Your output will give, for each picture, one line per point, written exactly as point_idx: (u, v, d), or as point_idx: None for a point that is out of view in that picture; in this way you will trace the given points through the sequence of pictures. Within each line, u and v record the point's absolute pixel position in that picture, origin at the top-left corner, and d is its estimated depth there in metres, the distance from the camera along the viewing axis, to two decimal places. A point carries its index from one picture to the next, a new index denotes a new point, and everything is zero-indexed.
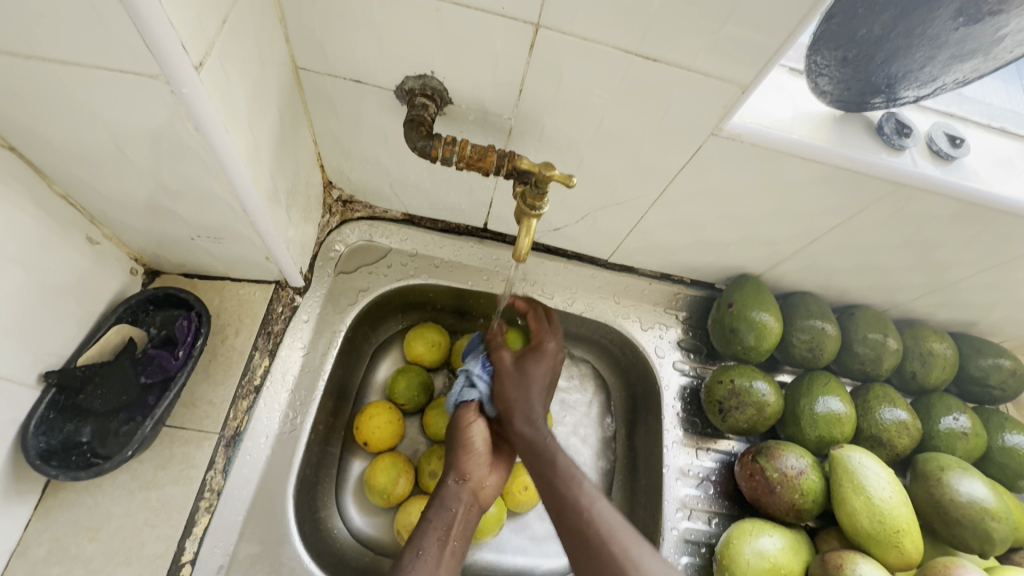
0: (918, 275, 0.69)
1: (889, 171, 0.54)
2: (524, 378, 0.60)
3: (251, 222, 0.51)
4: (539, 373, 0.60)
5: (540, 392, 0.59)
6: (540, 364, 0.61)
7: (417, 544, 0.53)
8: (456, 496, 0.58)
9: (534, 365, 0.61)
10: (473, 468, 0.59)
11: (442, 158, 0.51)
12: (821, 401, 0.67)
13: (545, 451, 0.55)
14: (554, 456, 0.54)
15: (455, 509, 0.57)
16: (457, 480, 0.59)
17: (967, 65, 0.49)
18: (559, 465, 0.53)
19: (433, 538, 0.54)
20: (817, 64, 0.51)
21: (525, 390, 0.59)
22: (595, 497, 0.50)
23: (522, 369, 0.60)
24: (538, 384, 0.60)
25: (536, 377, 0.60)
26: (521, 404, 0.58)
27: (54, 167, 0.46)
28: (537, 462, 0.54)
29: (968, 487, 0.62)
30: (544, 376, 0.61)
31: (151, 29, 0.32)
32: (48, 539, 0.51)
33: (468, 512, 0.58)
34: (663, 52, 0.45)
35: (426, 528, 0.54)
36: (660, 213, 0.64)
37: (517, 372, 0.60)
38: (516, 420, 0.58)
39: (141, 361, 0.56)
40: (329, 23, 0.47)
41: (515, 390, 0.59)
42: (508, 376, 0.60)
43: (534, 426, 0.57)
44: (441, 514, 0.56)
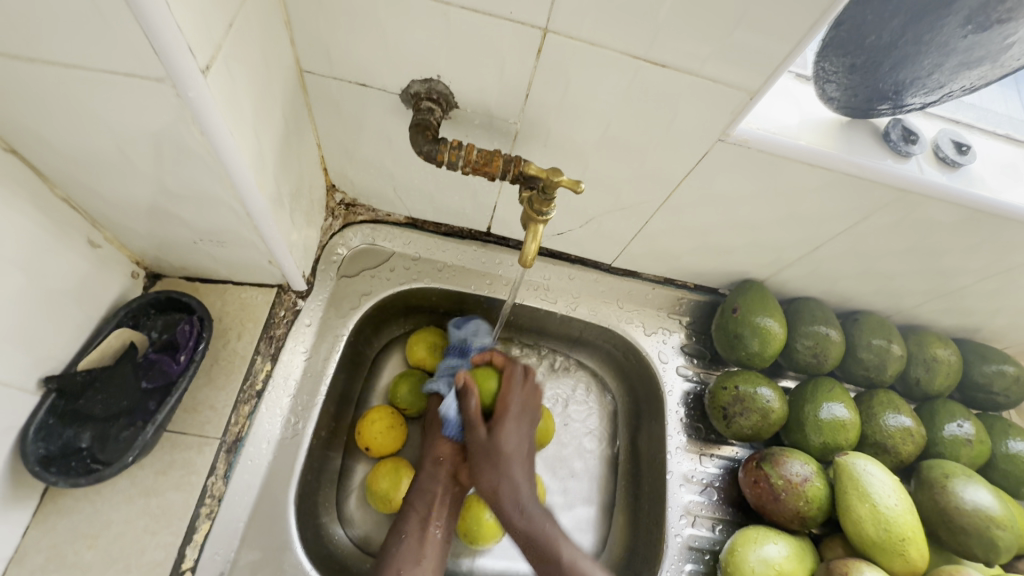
0: (923, 281, 0.69)
1: (896, 178, 0.54)
2: (501, 465, 0.57)
3: (255, 226, 0.51)
4: (512, 443, 0.58)
5: (519, 462, 0.58)
6: (510, 432, 0.58)
7: (400, 528, 0.59)
8: (432, 478, 0.62)
9: (505, 434, 0.58)
10: (447, 454, 0.63)
11: (448, 163, 0.50)
12: (826, 407, 0.67)
13: (546, 541, 0.55)
14: (555, 549, 0.54)
15: (431, 489, 0.61)
16: (433, 465, 0.62)
17: (975, 72, 0.48)
18: (557, 546, 0.54)
19: (415, 520, 0.59)
20: (826, 70, 0.51)
21: (508, 474, 0.57)
22: (578, 560, 0.54)
23: (494, 461, 0.57)
24: (521, 463, 0.58)
25: (511, 447, 0.58)
26: (512, 491, 0.57)
27: (55, 170, 0.46)
28: (537, 550, 0.55)
29: (974, 494, 0.62)
30: (521, 453, 0.59)
31: (157, 32, 0.32)
32: (46, 546, 0.50)
33: (447, 495, 0.62)
34: (671, 57, 0.45)
35: (409, 512, 0.60)
36: (665, 218, 0.64)
37: (492, 457, 0.57)
38: (507, 499, 0.57)
39: (142, 366, 0.55)
40: (335, 26, 0.47)
41: (499, 477, 0.57)
42: (485, 458, 0.58)
43: (525, 517, 0.56)
44: (421, 496, 0.61)
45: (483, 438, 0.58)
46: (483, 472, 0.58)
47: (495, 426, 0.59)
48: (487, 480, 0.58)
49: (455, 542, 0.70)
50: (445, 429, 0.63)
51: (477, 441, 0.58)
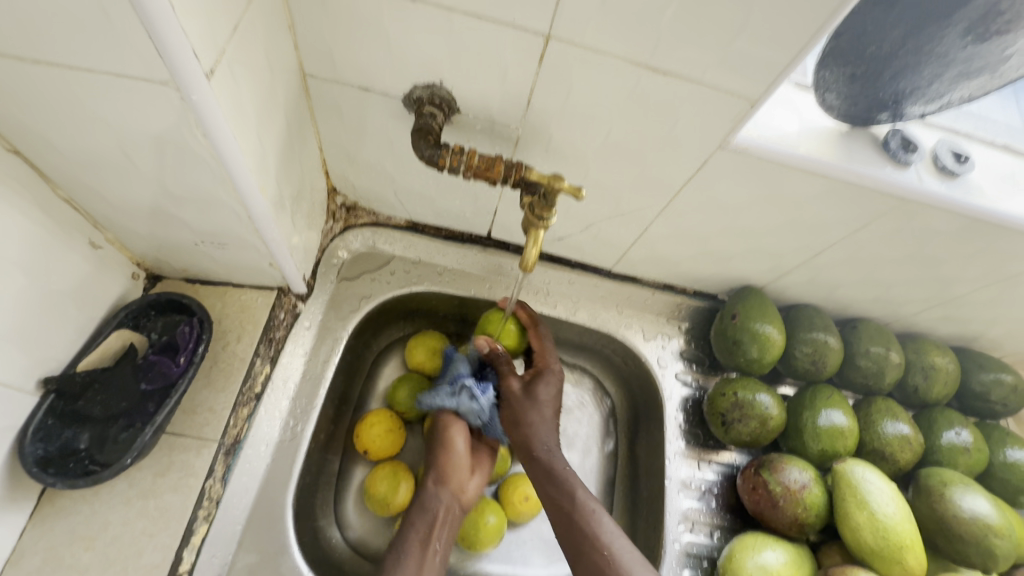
0: (922, 289, 0.69)
1: (894, 187, 0.54)
2: (532, 405, 0.63)
3: (256, 229, 0.51)
4: (547, 394, 0.64)
5: (549, 418, 0.63)
6: (546, 386, 0.64)
7: (400, 548, 0.57)
8: (436, 497, 0.62)
9: (542, 386, 0.64)
10: (452, 473, 0.64)
11: (449, 168, 0.51)
12: (824, 415, 0.67)
13: (564, 480, 0.58)
14: (571, 491, 0.57)
15: (434, 510, 0.61)
16: (436, 484, 0.63)
17: (974, 82, 0.49)
18: (574, 488, 0.57)
19: (415, 539, 0.58)
20: (826, 79, 0.51)
21: (543, 416, 0.62)
22: (597, 508, 0.56)
23: (528, 397, 0.63)
24: (549, 407, 0.64)
25: (546, 399, 0.63)
26: (543, 438, 0.61)
27: (58, 171, 0.46)
28: (555, 491, 0.58)
29: (971, 503, 0.62)
30: (553, 401, 0.64)
31: (165, 37, 0.32)
32: (43, 547, 0.50)
33: (449, 514, 0.62)
34: (672, 65, 0.45)
35: (409, 530, 0.59)
36: (665, 224, 0.64)
37: (530, 399, 0.63)
38: (537, 441, 0.61)
39: (142, 367, 0.55)
40: (339, 31, 0.47)
41: (534, 419, 0.62)
42: (523, 403, 0.63)
43: (558, 482, 0.58)
44: (423, 515, 0.61)
45: (515, 387, 0.64)
46: (521, 417, 0.62)
47: (529, 381, 0.65)
48: (519, 424, 0.62)
49: (451, 546, 0.70)
50: (451, 446, 0.65)
51: (512, 390, 0.64)
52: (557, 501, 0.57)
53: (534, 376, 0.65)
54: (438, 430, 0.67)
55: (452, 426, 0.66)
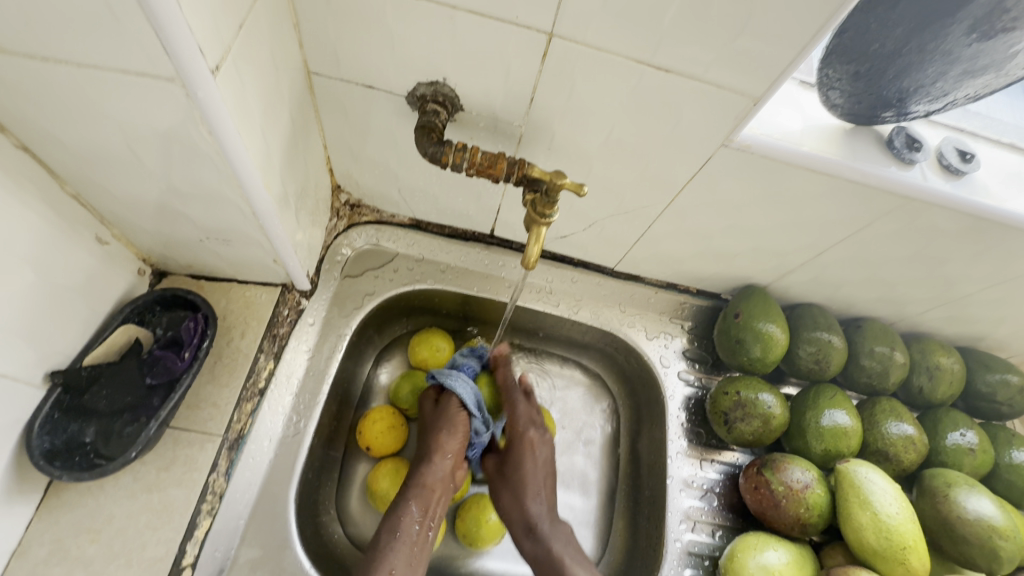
0: (926, 288, 0.69)
1: (898, 185, 0.54)
2: (506, 486, 0.63)
3: (260, 225, 0.51)
4: (525, 470, 0.63)
5: (531, 491, 0.62)
6: (524, 458, 0.63)
7: (396, 525, 0.55)
8: (434, 475, 0.59)
9: (520, 455, 0.63)
10: (456, 451, 0.61)
11: (452, 165, 0.51)
12: (827, 414, 0.67)
13: (551, 561, 0.58)
14: (559, 573, 0.57)
15: (433, 488, 0.59)
16: (440, 457, 0.60)
17: (979, 80, 0.48)
18: (561, 570, 0.57)
19: (411, 519, 0.56)
20: (829, 76, 0.52)
21: (521, 495, 0.62)
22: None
23: (502, 478, 0.64)
24: (533, 483, 0.62)
25: (522, 474, 0.62)
26: (522, 514, 0.61)
27: (66, 168, 0.46)
28: (543, 573, 0.58)
29: (976, 504, 0.61)
30: (532, 474, 0.63)
31: (170, 34, 0.32)
32: (49, 539, 0.50)
33: (445, 491, 0.60)
34: (674, 62, 0.45)
35: (404, 504, 0.57)
36: (668, 222, 0.64)
37: (503, 481, 0.63)
38: (517, 520, 0.62)
39: (147, 362, 0.56)
40: (343, 30, 0.48)
41: (512, 497, 0.62)
42: (499, 480, 0.64)
43: (534, 539, 0.60)
44: (420, 493, 0.58)
45: (493, 465, 0.65)
46: (501, 498, 0.63)
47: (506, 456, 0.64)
48: (502, 510, 0.63)
49: (453, 543, 0.70)
50: (457, 425, 0.60)
51: (491, 467, 0.65)
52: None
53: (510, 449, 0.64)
54: (446, 414, 0.61)
55: (455, 410, 0.61)
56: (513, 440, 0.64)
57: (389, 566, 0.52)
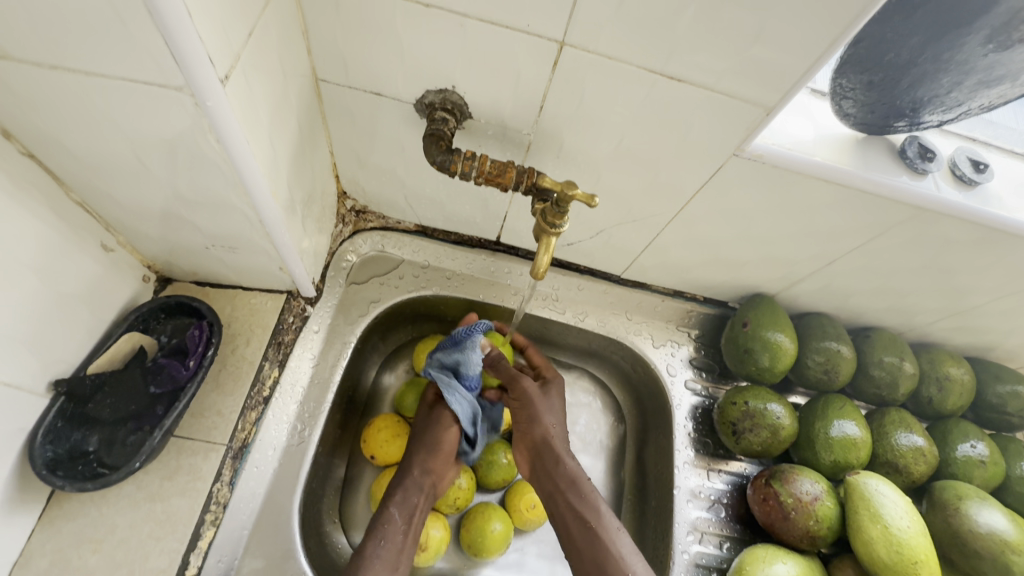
0: (937, 299, 0.68)
1: (911, 196, 0.53)
2: (549, 410, 0.63)
3: (267, 232, 0.51)
4: (560, 403, 0.65)
5: (561, 421, 0.64)
6: (559, 396, 0.65)
7: (381, 534, 0.56)
8: (417, 488, 0.60)
9: (556, 393, 0.65)
10: (438, 465, 0.61)
11: (461, 173, 0.50)
12: (836, 425, 0.66)
13: (585, 490, 0.59)
14: (595, 504, 0.58)
15: (416, 500, 0.59)
16: (421, 472, 0.60)
17: (994, 91, 0.48)
18: (598, 503, 0.58)
19: (396, 529, 0.57)
20: (843, 86, 0.51)
21: (557, 420, 0.63)
22: (614, 520, 0.58)
23: (544, 401, 0.63)
24: (559, 417, 0.64)
25: (559, 408, 0.64)
26: (557, 438, 0.62)
27: (72, 175, 0.46)
28: (573, 498, 0.58)
29: (988, 517, 0.61)
30: (562, 410, 0.65)
31: (180, 44, 0.32)
32: (51, 549, 0.50)
33: (427, 503, 0.60)
34: (687, 71, 0.45)
35: (388, 515, 0.57)
36: (677, 230, 0.63)
37: (548, 404, 0.63)
38: (552, 442, 0.61)
39: (151, 370, 0.55)
40: (352, 37, 0.47)
41: (550, 419, 0.62)
42: (540, 400, 0.63)
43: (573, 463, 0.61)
44: (403, 505, 0.58)
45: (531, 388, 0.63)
46: (539, 415, 0.62)
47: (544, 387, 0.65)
48: (535, 423, 0.62)
49: (458, 552, 0.69)
50: (440, 439, 0.61)
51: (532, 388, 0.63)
52: (575, 508, 0.58)
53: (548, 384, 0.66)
54: (436, 423, 0.62)
55: (444, 420, 0.62)
56: (548, 380, 0.67)
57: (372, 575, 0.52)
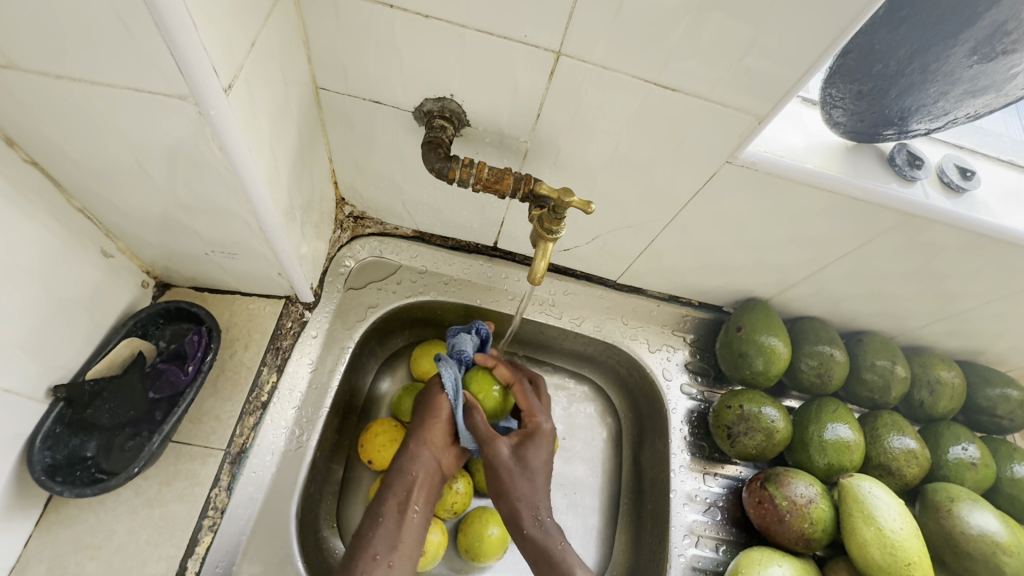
0: (928, 303, 0.69)
1: (900, 203, 0.55)
2: (524, 477, 0.61)
3: (266, 239, 0.52)
4: (538, 460, 0.62)
5: (542, 480, 0.62)
6: (536, 452, 0.62)
7: (378, 510, 0.58)
8: (416, 460, 0.61)
9: (532, 451, 0.62)
10: (434, 437, 0.62)
11: (458, 180, 0.51)
12: (830, 428, 0.67)
13: (558, 559, 0.58)
14: (569, 572, 0.57)
15: (413, 474, 0.60)
16: (417, 446, 0.61)
17: (980, 100, 0.49)
18: (573, 571, 0.57)
19: (393, 504, 0.58)
20: (833, 96, 0.52)
21: (535, 487, 0.61)
22: None
23: (517, 468, 0.61)
24: (540, 472, 0.62)
25: (535, 465, 0.61)
26: (530, 509, 0.61)
27: (74, 182, 0.46)
28: (546, 569, 0.58)
29: (979, 519, 0.61)
30: (545, 462, 0.62)
31: (186, 54, 0.33)
32: (48, 556, 0.50)
33: (429, 477, 0.61)
34: (681, 81, 0.46)
35: (387, 493, 0.59)
36: (672, 236, 0.64)
37: (518, 470, 0.61)
38: (523, 515, 0.60)
39: (150, 375, 0.55)
40: (351, 45, 0.48)
41: (525, 489, 0.61)
42: (512, 471, 0.61)
43: (544, 528, 0.60)
44: (401, 479, 0.60)
45: (503, 456, 0.61)
46: (511, 485, 0.61)
47: (519, 445, 0.62)
48: (504, 496, 0.61)
49: (455, 557, 0.69)
50: (434, 411, 0.63)
51: (496, 458, 0.61)
52: None
53: (524, 438, 0.62)
54: (427, 396, 0.64)
55: (438, 394, 0.63)
56: (527, 431, 0.63)
57: (371, 552, 0.55)
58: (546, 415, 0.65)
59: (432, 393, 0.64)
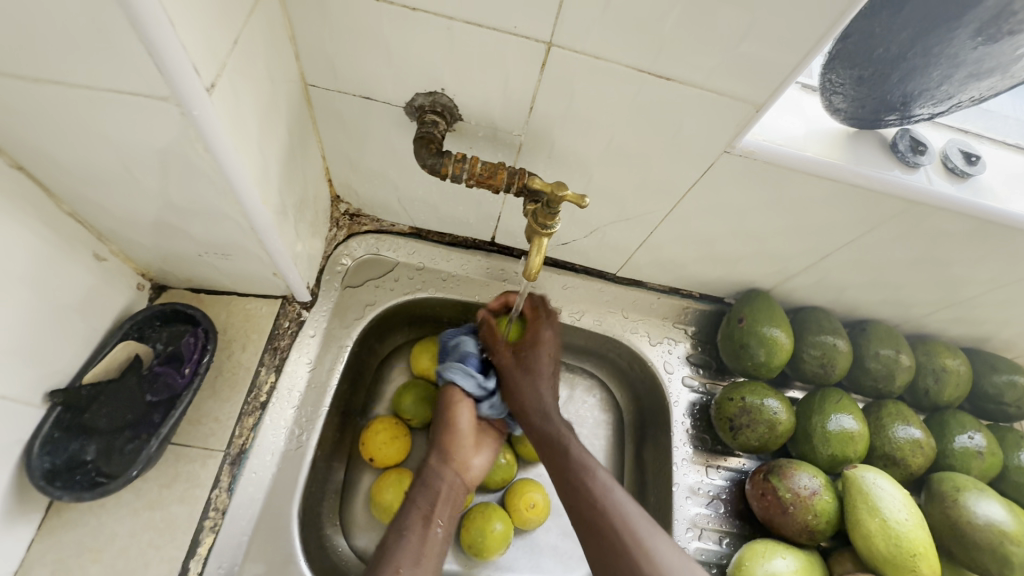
0: (933, 291, 0.68)
1: (903, 190, 0.53)
2: (530, 375, 0.62)
3: (259, 239, 0.51)
4: (542, 359, 0.62)
5: (549, 381, 0.62)
6: (543, 351, 0.63)
7: (401, 525, 0.56)
8: (438, 475, 0.61)
9: (537, 353, 0.62)
10: (456, 451, 0.63)
11: (451, 176, 0.50)
12: (834, 419, 0.66)
13: (562, 443, 0.59)
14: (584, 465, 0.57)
15: (437, 487, 0.60)
16: (439, 461, 0.62)
17: (984, 83, 0.48)
18: (593, 470, 0.57)
19: (417, 516, 0.57)
20: (832, 82, 0.51)
21: (537, 385, 0.62)
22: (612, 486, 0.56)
23: (523, 373, 0.62)
24: (549, 380, 0.62)
25: (540, 366, 0.62)
26: (536, 402, 0.61)
27: (62, 186, 0.46)
28: (558, 456, 0.59)
29: (986, 508, 0.61)
30: (553, 369, 0.63)
31: (164, 54, 0.32)
32: (51, 559, 0.50)
33: (451, 493, 0.61)
34: (676, 70, 0.45)
35: (411, 508, 0.58)
36: (671, 227, 0.63)
37: (524, 370, 0.62)
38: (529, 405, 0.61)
39: (147, 378, 0.55)
40: (339, 41, 0.47)
41: (528, 385, 0.62)
42: (517, 372, 0.62)
43: (548, 418, 0.61)
44: (426, 492, 0.60)
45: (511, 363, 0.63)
46: (516, 386, 0.62)
47: (518, 349, 0.63)
48: (514, 394, 0.62)
49: (459, 553, 0.70)
50: (454, 422, 0.64)
51: (502, 361, 0.63)
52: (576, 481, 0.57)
53: (524, 342, 0.63)
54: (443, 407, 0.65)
55: (458, 401, 0.64)
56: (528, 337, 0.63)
57: (395, 563, 0.52)
58: (549, 321, 0.64)
59: (452, 398, 0.64)
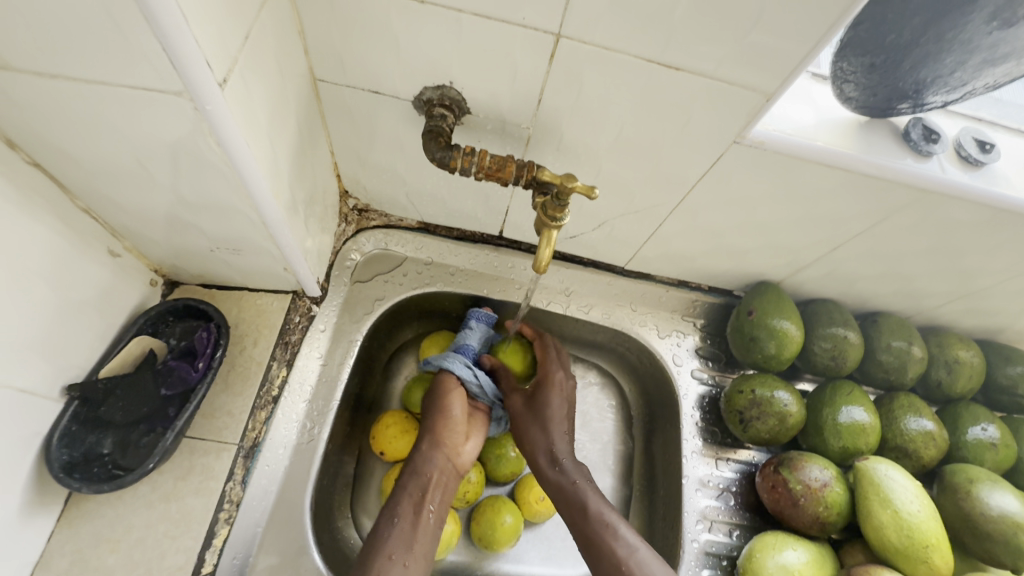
0: (945, 282, 0.68)
1: (915, 178, 0.53)
2: (537, 421, 0.63)
3: (270, 234, 0.51)
4: (553, 408, 0.64)
5: (558, 427, 0.63)
6: (553, 398, 0.65)
7: (393, 511, 0.56)
8: (429, 461, 0.60)
9: (547, 399, 0.64)
10: (447, 436, 0.62)
11: (460, 169, 0.50)
12: (845, 411, 0.66)
13: (573, 493, 0.59)
14: (582, 497, 0.58)
15: (428, 473, 0.60)
16: (430, 446, 0.61)
17: (999, 69, 0.47)
18: (586, 496, 0.58)
19: (409, 503, 0.57)
20: (844, 70, 0.50)
21: (547, 432, 0.62)
22: (617, 522, 0.55)
23: (530, 416, 0.64)
24: (559, 420, 0.64)
25: (552, 411, 0.64)
26: (545, 445, 0.62)
27: (77, 182, 0.47)
28: (568, 503, 0.58)
29: (1000, 500, 0.60)
30: (564, 406, 0.65)
31: (177, 50, 0.32)
32: (71, 550, 0.51)
33: (442, 478, 0.60)
34: (685, 59, 0.44)
35: (402, 495, 0.58)
36: (679, 220, 0.63)
37: (537, 419, 0.63)
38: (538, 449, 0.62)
39: (161, 372, 0.56)
40: (348, 35, 0.47)
41: (539, 434, 0.63)
42: (527, 416, 0.64)
43: (559, 469, 0.61)
44: (416, 479, 0.59)
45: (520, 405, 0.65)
46: (525, 433, 0.64)
47: (532, 395, 0.65)
48: (523, 441, 0.64)
49: (469, 545, 0.70)
50: (447, 408, 0.63)
51: (514, 408, 0.65)
52: (583, 526, 0.56)
53: (535, 389, 0.66)
54: (437, 394, 0.65)
55: (452, 388, 0.65)
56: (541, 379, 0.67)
57: (387, 550, 0.52)
58: (559, 366, 0.68)
59: (447, 386, 0.65)
